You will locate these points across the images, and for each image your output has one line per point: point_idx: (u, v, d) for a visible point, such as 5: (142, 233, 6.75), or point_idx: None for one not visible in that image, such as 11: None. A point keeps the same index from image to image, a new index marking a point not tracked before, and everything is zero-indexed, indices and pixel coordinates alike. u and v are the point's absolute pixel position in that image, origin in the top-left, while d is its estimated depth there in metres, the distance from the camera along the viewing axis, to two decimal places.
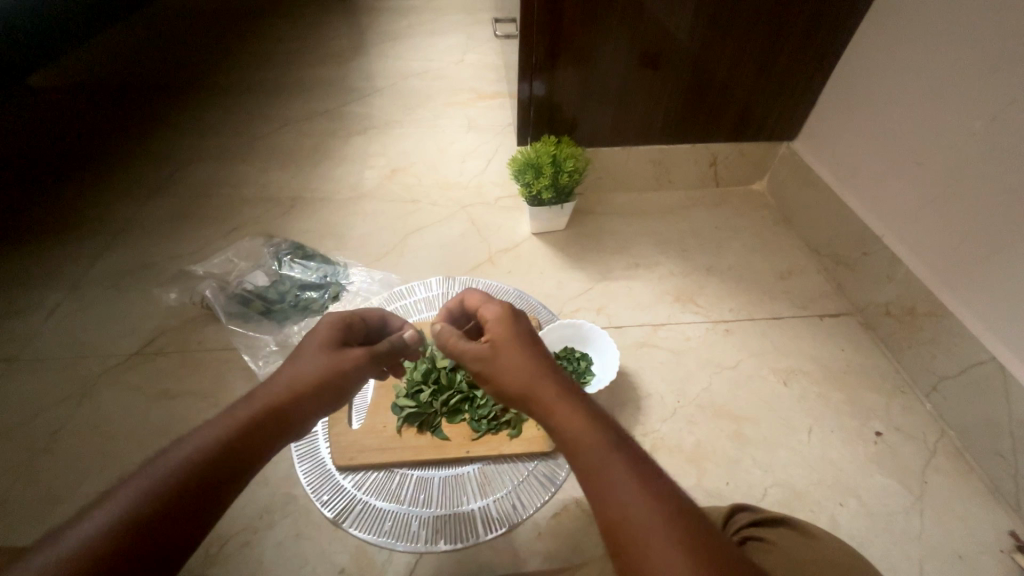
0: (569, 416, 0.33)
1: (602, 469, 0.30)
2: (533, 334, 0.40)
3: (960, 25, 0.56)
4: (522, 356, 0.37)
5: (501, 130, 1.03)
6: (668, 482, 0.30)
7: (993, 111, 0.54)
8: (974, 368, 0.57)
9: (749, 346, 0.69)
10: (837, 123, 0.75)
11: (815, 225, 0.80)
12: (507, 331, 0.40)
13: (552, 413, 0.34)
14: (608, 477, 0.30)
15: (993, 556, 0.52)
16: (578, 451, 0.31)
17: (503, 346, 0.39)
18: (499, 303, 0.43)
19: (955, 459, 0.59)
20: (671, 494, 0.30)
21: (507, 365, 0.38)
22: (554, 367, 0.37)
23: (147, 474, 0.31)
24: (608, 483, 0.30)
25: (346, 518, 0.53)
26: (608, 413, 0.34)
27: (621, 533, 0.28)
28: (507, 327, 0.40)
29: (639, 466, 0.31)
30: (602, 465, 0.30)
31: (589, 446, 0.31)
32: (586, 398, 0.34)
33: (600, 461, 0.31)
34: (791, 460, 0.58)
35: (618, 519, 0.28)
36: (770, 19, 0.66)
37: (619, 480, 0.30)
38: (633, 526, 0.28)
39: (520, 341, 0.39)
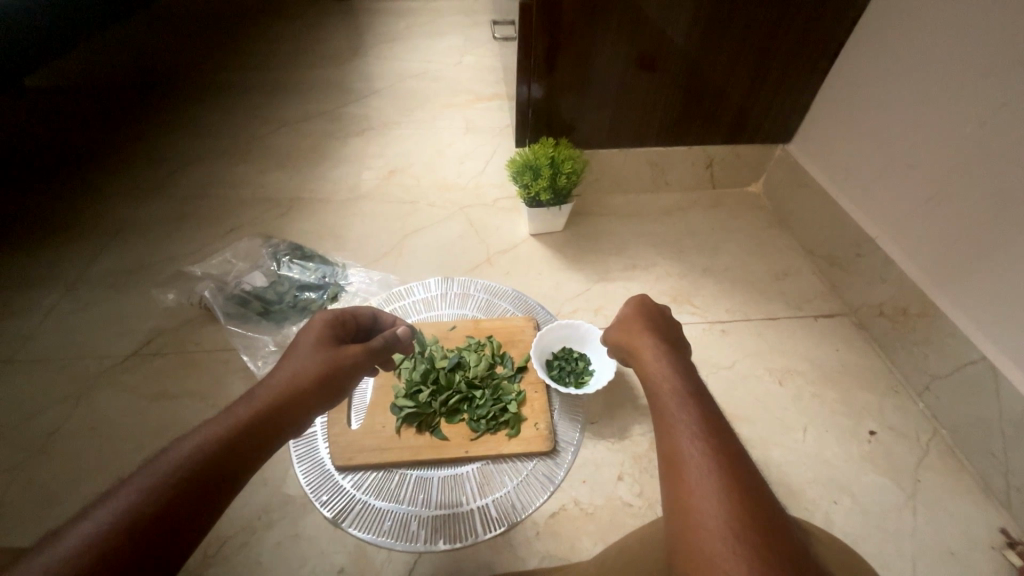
0: (665, 377, 0.41)
1: (674, 412, 0.38)
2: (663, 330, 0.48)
3: (951, 30, 0.57)
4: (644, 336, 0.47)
5: (499, 131, 1.03)
6: (731, 438, 0.36)
7: (985, 115, 0.55)
8: (966, 368, 0.58)
9: (745, 346, 0.70)
10: (832, 126, 0.76)
11: (810, 226, 0.81)
12: (637, 316, 0.50)
13: (652, 375, 0.42)
14: (677, 419, 0.37)
15: (985, 553, 0.52)
16: (660, 399, 0.40)
17: (628, 327, 0.49)
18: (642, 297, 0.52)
19: (948, 458, 0.59)
20: (729, 445, 0.35)
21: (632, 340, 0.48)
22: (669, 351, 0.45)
23: (149, 472, 0.31)
24: (676, 421, 0.37)
25: (345, 518, 0.53)
26: (701, 384, 0.41)
27: (672, 456, 0.35)
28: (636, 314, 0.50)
29: (709, 418, 0.37)
30: (677, 411, 0.38)
31: (673, 396, 0.39)
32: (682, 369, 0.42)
33: (676, 407, 0.38)
34: (787, 459, 0.59)
35: (673, 444, 0.36)
36: (766, 23, 0.67)
37: (685, 421, 0.37)
38: (683, 450, 0.35)
39: (643, 324, 0.48)
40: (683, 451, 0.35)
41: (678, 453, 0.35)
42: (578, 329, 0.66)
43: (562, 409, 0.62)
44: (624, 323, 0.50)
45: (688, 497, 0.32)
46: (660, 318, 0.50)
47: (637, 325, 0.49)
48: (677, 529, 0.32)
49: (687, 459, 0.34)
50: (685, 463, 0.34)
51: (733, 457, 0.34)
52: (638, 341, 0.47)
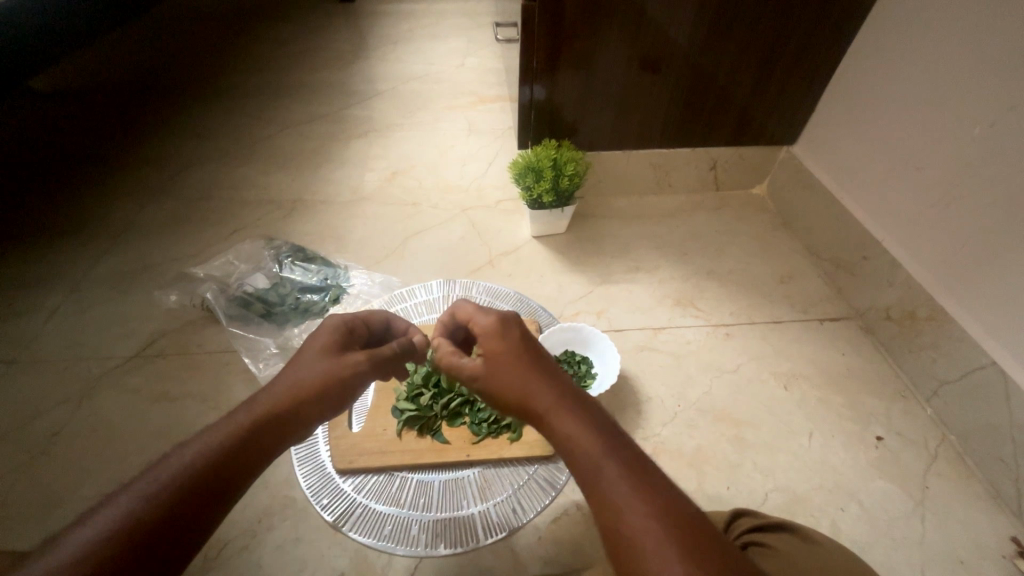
0: (567, 429, 0.33)
1: (599, 481, 0.30)
2: (532, 342, 0.39)
3: (959, 31, 0.56)
4: (517, 368, 0.37)
5: (502, 133, 1.03)
6: (669, 491, 0.30)
7: (993, 117, 0.54)
8: (975, 373, 0.58)
9: (749, 349, 0.69)
10: (837, 128, 0.75)
11: (815, 229, 0.81)
12: (498, 341, 0.39)
13: (551, 425, 0.33)
14: (607, 491, 0.30)
15: (995, 561, 0.52)
16: (577, 466, 0.31)
17: (494, 358, 0.38)
18: (489, 312, 0.41)
19: (956, 464, 0.59)
20: (674, 502, 0.29)
21: (500, 376, 0.37)
22: (556, 376, 0.36)
23: (151, 478, 0.31)
24: (606, 495, 0.30)
25: (345, 522, 0.52)
26: (612, 424, 0.33)
27: (621, 546, 0.28)
28: (497, 336, 0.39)
29: (635, 472, 0.30)
30: (603, 479, 0.30)
31: (590, 457, 0.31)
32: (578, 404, 0.34)
33: (601, 475, 0.30)
34: (792, 466, 0.58)
35: (620, 532, 0.29)
36: (770, 24, 0.66)
37: (618, 493, 0.29)
38: (633, 540, 0.28)
39: (508, 350, 0.38)
40: (633, 537, 0.28)
41: (628, 542, 0.28)
42: (580, 332, 0.65)
43: None
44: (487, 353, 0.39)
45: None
46: (518, 330, 0.39)
47: (501, 355, 0.38)
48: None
49: (640, 550, 0.27)
50: (637, 552, 0.27)
51: (688, 517, 0.29)
52: (513, 381, 0.36)
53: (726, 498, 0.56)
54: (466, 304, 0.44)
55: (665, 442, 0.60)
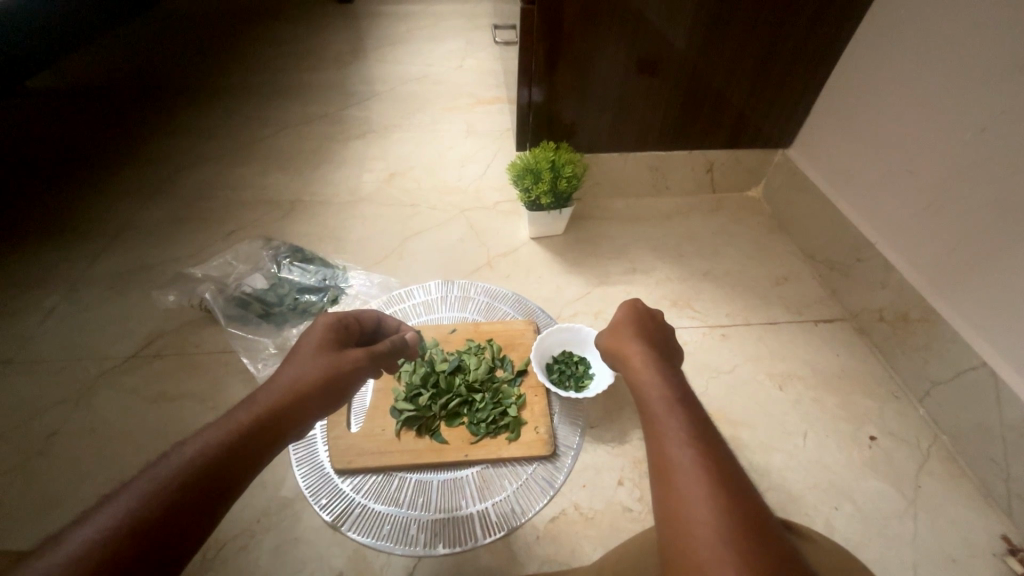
0: (653, 384, 0.40)
1: (664, 416, 0.36)
2: (657, 342, 0.47)
3: (952, 36, 0.57)
4: (635, 342, 0.46)
5: (500, 135, 1.03)
6: (721, 446, 0.34)
7: (984, 121, 0.55)
8: (967, 373, 0.58)
9: (745, 350, 0.70)
10: (832, 132, 0.76)
11: (810, 231, 0.81)
12: (630, 324, 0.49)
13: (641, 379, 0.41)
14: (668, 424, 0.36)
15: (986, 559, 0.52)
16: (649, 404, 0.38)
17: (621, 333, 0.48)
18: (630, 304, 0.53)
19: (948, 463, 0.59)
20: (722, 455, 0.33)
21: (622, 344, 0.47)
22: (660, 360, 0.44)
23: (150, 476, 0.31)
24: (665, 426, 0.35)
25: (345, 522, 0.53)
26: (692, 394, 0.39)
27: (662, 461, 0.34)
28: (630, 321, 0.50)
29: (698, 423, 0.36)
30: (667, 416, 0.36)
31: (662, 401, 0.38)
32: (674, 376, 0.41)
33: (665, 414, 0.36)
34: (787, 465, 0.59)
35: (665, 452, 0.34)
36: (766, 28, 0.67)
37: (674, 427, 0.35)
38: (673, 459, 0.33)
39: (638, 335, 0.47)
40: (675, 456, 0.33)
41: (670, 460, 0.33)
42: (578, 333, 0.65)
43: (562, 413, 0.61)
44: (618, 335, 0.49)
45: (678, 505, 0.31)
46: (649, 327, 0.49)
47: (628, 332, 0.48)
48: (671, 540, 0.30)
49: (677, 466, 0.33)
50: (675, 468, 0.33)
51: (729, 467, 0.33)
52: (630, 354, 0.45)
53: None
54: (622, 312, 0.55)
55: None
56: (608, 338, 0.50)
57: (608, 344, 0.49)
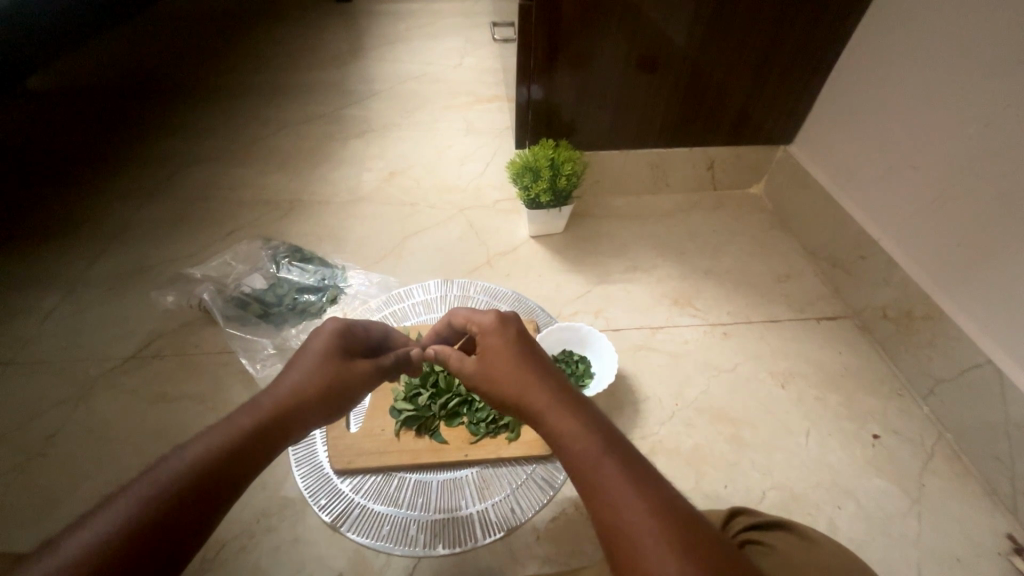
0: (566, 430, 0.33)
1: (599, 476, 0.30)
2: (526, 338, 0.41)
3: (955, 30, 0.57)
4: (517, 367, 0.37)
5: (499, 133, 1.03)
6: (669, 493, 0.30)
7: (988, 116, 0.54)
8: (971, 371, 0.58)
9: (747, 348, 0.69)
10: (834, 127, 0.75)
11: (812, 228, 0.81)
12: (501, 341, 0.40)
13: (548, 425, 0.34)
14: (605, 483, 0.30)
15: (992, 558, 0.52)
16: (574, 464, 0.32)
17: (494, 357, 0.39)
18: (492, 313, 0.43)
19: (953, 462, 0.59)
20: (664, 493, 0.30)
21: (500, 375, 0.38)
22: (544, 370, 0.37)
23: (149, 480, 0.31)
24: (604, 489, 0.30)
25: (344, 522, 0.52)
26: (602, 415, 0.34)
27: (616, 540, 0.28)
28: (499, 337, 0.40)
29: (626, 460, 0.31)
30: (604, 474, 0.30)
31: (588, 455, 0.31)
32: (571, 393, 0.36)
33: (590, 463, 0.31)
34: (790, 463, 0.58)
35: (617, 525, 0.29)
36: (768, 22, 0.66)
37: (607, 478, 0.30)
38: (629, 535, 0.28)
39: (510, 346, 0.39)
40: (630, 529, 0.28)
41: (625, 537, 0.28)
42: (578, 332, 0.65)
43: None
44: (485, 352, 0.40)
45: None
46: (520, 334, 0.41)
47: (501, 354, 0.39)
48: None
49: (636, 544, 0.28)
50: (635, 548, 0.27)
51: (677, 508, 0.29)
52: (506, 378, 0.37)
53: (724, 496, 0.56)
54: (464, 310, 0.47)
55: (663, 441, 0.60)
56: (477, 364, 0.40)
57: (479, 371, 0.40)
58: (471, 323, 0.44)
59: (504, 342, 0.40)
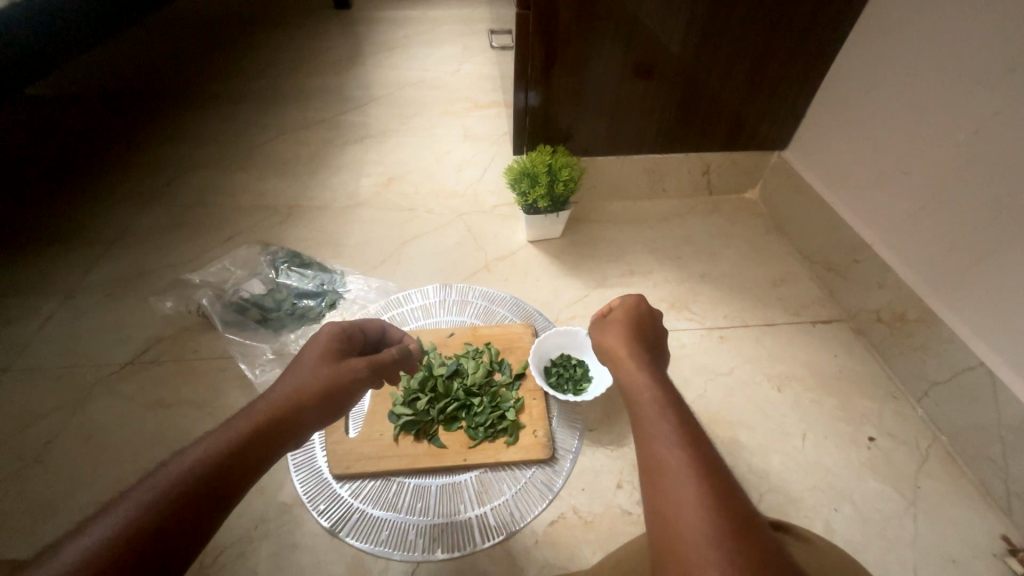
0: (646, 386, 0.39)
1: (656, 417, 0.36)
2: (648, 332, 0.49)
3: (945, 38, 0.58)
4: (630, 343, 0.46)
5: (497, 139, 1.04)
6: (710, 448, 0.34)
7: (977, 123, 0.56)
8: (964, 374, 0.58)
9: (743, 352, 0.70)
10: (827, 133, 0.76)
11: (807, 232, 0.82)
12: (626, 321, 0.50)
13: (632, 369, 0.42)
14: (660, 424, 0.35)
15: (987, 560, 0.52)
16: (641, 405, 0.38)
17: (615, 326, 0.49)
18: (632, 302, 0.52)
19: (947, 464, 0.59)
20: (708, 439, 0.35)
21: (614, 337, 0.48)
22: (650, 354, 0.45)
23: (150, 485, 0.31)
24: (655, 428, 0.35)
25: (343, 528, 0.53)
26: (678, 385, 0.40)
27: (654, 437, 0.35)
28: (628, 317, 0.50)
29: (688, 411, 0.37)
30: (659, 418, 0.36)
31: (655, 404, 0.37)
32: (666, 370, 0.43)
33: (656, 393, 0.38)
34: (786, 466, 0.59)
35: (654, 454, 0.33)
36: (761, 29, 0.67)
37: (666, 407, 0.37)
38: (662, 463, 0.32)
39: (632, 325, 0.49)
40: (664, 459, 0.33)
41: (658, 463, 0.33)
42: (576, 336, 0.65)
43: (560, 416, 0.61)
44: (612, 320, 0.50)
45: (666, 504, 0.30)
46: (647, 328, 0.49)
47: (621, 328, 0.48)
48: (659, 540, 0.29)
49: (666, 468, 0.32)
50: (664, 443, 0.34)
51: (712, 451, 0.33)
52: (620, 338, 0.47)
53: None
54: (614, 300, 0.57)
55: None
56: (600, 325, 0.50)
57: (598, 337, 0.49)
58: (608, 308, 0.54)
59: (628, 320, 0.49)
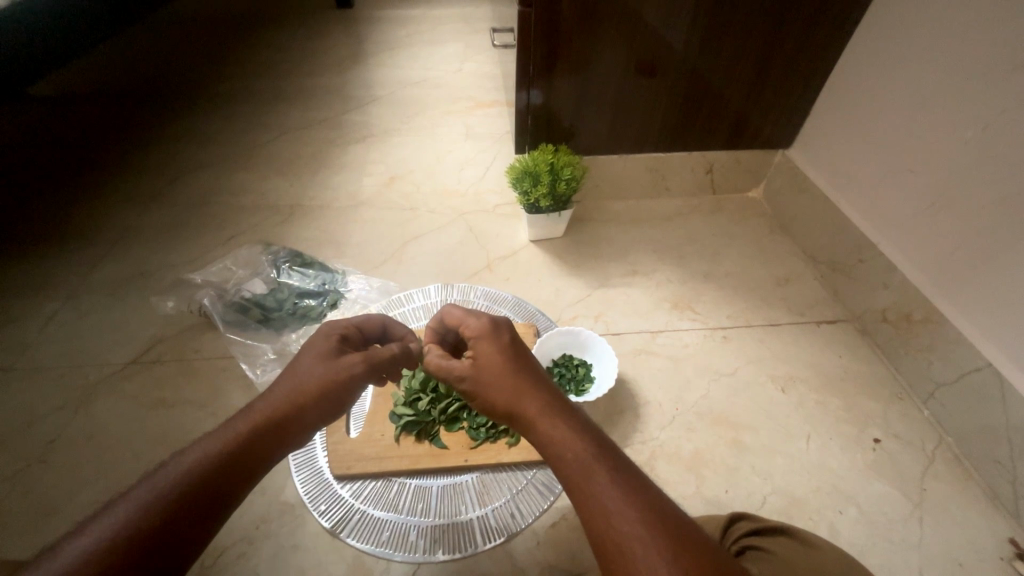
0: (565, 447, 0.32)
1: (599, 496, 0.29)
2: (519, 346, 0.40)
3: (951, 36, 0.57)
4: (510, 374, 0.37)
5: (499, 138, 1.03)
6: (656, 493, 0.30)
7: (984, 122, 0.55)
8: (971, 375, 0.58)
9: (747, 353, 0.69)
10: (832, 132, 0.76)
11: (811, 231, 0.81)
12: (492, 347, 0.39)
13: (541, 434, 0.33)
14: (600, 500, 0.29)
15: (993, 563, 0.52)
16: (574, 482, 0.31)
17: (485, 365, 0.38)
18: (487, 318, 0.42)
19: (953, 466, 0.59)
20: (656, 501, 0.30)
21: (490, 383, 0.37)
22: (539, 378, 0.37)
23: (150, 485, 0.31)
24: (595, 493, 0.30)
25: (344, 528, 0.52)
26: (592, 425, 0.34)
27: (611, 548, 0.28)
28: (490, 341, 0.40)
29: (622, 469, 0.31)
30: (592, 476, 0.30)
31: (595, 488, 0.30)
32: (563, 404, 0.35)
33: (582, 468, 0.31)
34: (790, 467, 0.58)
35: (611, 537, 0.28)
36: (765, 27, 0.67)
37: (602, 487, 0.30)
38: (623, 547, 0.28)
39: (505, 353, 0.38)
40: (627, 537, 0.28)
41: (618, 547, 0.28)
42: (578, 336, 0.65)
43: None
44: (478, 358, 0.39)
45: None
46: (513, 341, 0.40)
47: (497, 364, 0.38)
48: None
49: None
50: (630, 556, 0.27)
51: (667, 517, 0.29)
52: (500, 379, 0.37)
53: (724, 501, 0.56)
54: (455, 310, 0.46)
55: (663, 446, 0.60)
56: (468, 368, 0.39)
57: (469, 375, 0.39)
58: (465, 325, 0.43)
59: (496, 348, 0.39)
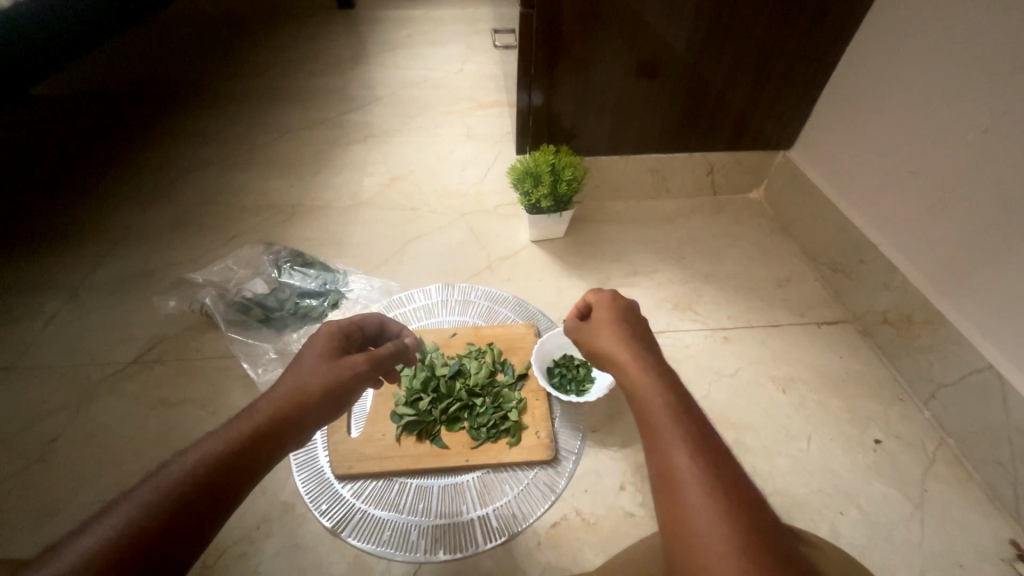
0: (649, 392, 0.36)
1: (666, 432, 0.33)
2: (635, 320, 0.46)
3: (953, 37, 0.57)
4: (617, 337, 0.43)
5: (501, 138, 1.03)
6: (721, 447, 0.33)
7: (985, 122, 0.55)
8: (972, 376, 0.58)
9: (748, 353, 0.69)
10: (833, 133, 0.76)
11: (812, 233, 0.81)
12: (610, 315, 0.46)
13: (630, 379, 0.38)
14: (667, 437, 0.33)
15: (995, 564, 0.51)
16: (649, 417, 0.35)
17: (600, 326, 0.45)
18: (612, 293, 0.48)
19: (954, 467, 0.59)
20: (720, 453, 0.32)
21: (602, 340, 0.44)
22: (641, 344, 0.42)
23: (151, 486, 0.31)
24: (666, 433, 0.33)
25: (345, 528, 0.52)
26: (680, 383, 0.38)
27: (666, 474, 0.32)
28: (610, 311, 0.46)
29: (696, 423, 0.34)
30: (667, 424, 0.34)
31: (666, 425, 0.34)
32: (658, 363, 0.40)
33: (659, 410, 0.35)
34: (791, 468, 0.58)
35: (665, 463, 0.32)
36: (766, 28, 0.67)
37: (671, 429, 0.33)
38: (676, 474, 0.31)
39: (620, 322, 0.45)
40: (681, 466, 0.31)
41: (670, 474, 0.31)
42: None
43: (562, 417, 0.61)
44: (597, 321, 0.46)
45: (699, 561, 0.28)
46: (631, 316, 0.46)
47: (611, 328, 0.44)
48: None
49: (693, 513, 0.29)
50: (681, 482, 0.31)
51: (726, 466, 0.32)
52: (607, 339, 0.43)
53: None
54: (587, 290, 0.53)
55: None
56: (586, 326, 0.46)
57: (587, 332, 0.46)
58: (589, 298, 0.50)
59: (613, 316, 0.45)
